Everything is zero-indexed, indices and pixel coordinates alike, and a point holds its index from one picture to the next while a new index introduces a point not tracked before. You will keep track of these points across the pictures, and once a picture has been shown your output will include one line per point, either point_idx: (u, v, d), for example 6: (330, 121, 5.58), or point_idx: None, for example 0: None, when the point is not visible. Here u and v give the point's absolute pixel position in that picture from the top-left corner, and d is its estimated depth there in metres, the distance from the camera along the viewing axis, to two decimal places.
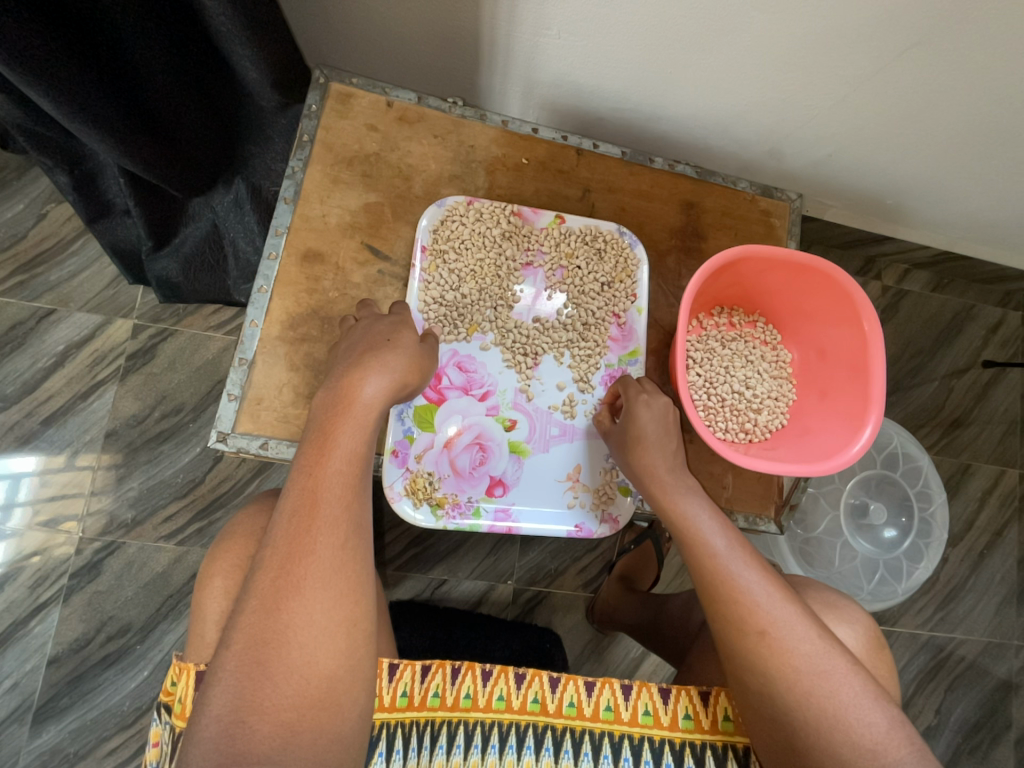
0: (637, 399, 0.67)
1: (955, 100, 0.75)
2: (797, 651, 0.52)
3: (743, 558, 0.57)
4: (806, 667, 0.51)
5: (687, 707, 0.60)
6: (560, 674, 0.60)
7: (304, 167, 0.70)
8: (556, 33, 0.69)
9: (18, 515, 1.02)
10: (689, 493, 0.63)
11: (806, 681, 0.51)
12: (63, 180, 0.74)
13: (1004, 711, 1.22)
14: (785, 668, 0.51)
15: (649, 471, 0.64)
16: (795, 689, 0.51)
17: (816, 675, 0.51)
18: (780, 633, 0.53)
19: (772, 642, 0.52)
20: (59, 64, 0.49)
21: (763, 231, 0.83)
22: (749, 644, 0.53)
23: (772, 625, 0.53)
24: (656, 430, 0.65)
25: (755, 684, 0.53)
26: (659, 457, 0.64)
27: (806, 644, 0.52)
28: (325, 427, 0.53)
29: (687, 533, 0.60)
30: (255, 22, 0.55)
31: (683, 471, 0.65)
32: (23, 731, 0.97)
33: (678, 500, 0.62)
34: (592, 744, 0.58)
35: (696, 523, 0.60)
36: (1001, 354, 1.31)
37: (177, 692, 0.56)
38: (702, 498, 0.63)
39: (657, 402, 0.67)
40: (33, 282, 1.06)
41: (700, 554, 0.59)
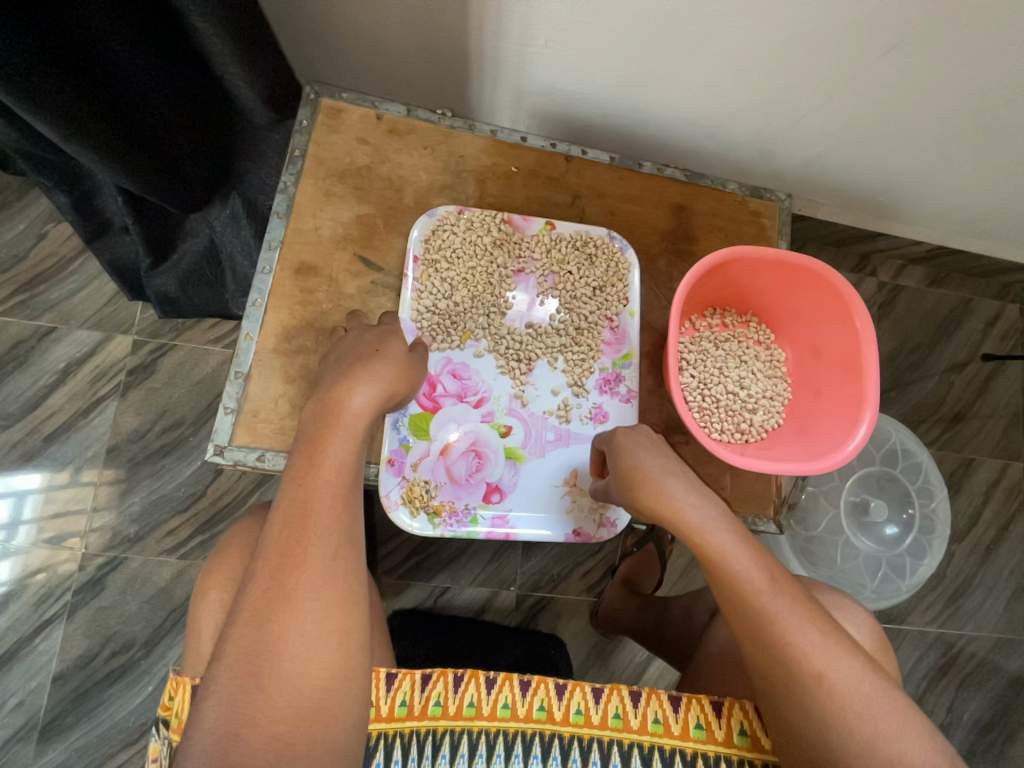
0: (613, 435, 0.66)
1: (942, 96, 0.76)
2: (855, 693, 0.50)
3: (787, 597, 0.53)
4: (862, 708, 0.50)
5: (699, 716, 0.60)
6: (566, 682, 0.60)
7: (296, 181, 0.71)
8: (542, 43, 0.70)
9: (23, 533, 1.02)
10: (718, 523, 0.56)
11: (867, 725, 0.49)
12: (62, 200, 0.75)
13: (1016, 708, 1.21)
14: (842, 711, 0.49)
15: (671, 502, 0.57)
16: (859, 734, 0.49)
17: (875, 716, 0.49)
18: (835, 674, 0.50)
19: (830, 685, 0.50)
20: (56, 87, 0.50)
21: (754, 232, 0.83)
22: (803, 689, 0.50)
23: (828, 667, 0.50)
24: (656, 462, 0.61)
25: (809, 730, 0.50)
26: (680, 488, 0.58)
27: (861, 682, 0.51)
28: (315, 438, 0.54)
29: (725, 572, 0.54)
30: (246, 41, 0.56)
31: (706, 492, 0.58)
32: (28, 750, 0.97)
33: (710, 534, 0.55)
34: (600, 753, 0.58)
35: (731, 560, 0.54)
36: (1001, 347, 1.31)
37: (174, 707, 0.56)
38: (732, 526, 0.56)
39: (640, 437, 0.65)
40: (34, 301, 1.07)
41: (741, 594, 0.53)
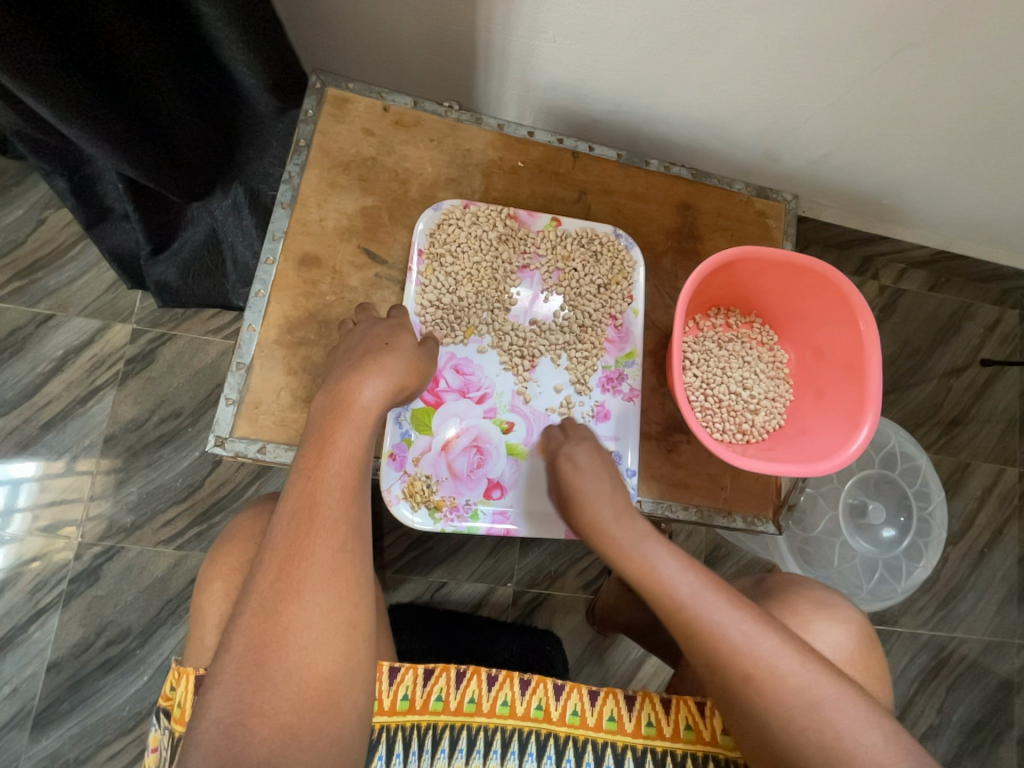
0: (560, 452, 0.66)
1: (950, 101, 0.76)
2: (786, 686, 0.49)
3: (708, 601, 0.53)
4: (798, 701, 0.48)
5: (688, 718, 0.59)
6: (564, 682, 0.60)
7: (301, 172, 0.70)
8: (551, 37, 0.69)
9: (18, 520, 1.02)
10: (640, 541, 0.58)
11: (799, 719, 0.48)
12: (62, 185, 0.75)
13: (1005, 710, 1.22)
14: (777, 706, 0.49)
15: (595, 523, 0.61)
16: (792, 727, 0.48)
17: (809, 708, 0.48)
18: (762, 672, 0.50)
19: (758, 681, 0.49)
20: (58, 69, 0.49)
21: (759, 232, 0.83)
22: (735, 689, 0.50)
23: (754, 665, 0.50)
24: (592, 484, 0.63)
25: (753, 725, 0.51)
26: (607, 514, 0.61)
27: (792, 676, 0.49)
28: (325, 429, 0.54)
29: (653, 587, 0.56)
30: (252, 29, 0.56)
31: (632, 517, 0.61)
32: (22, 738, 0.97)
33: (632, 555, 0.58)
34: (594, 754, 0.58)
35: (653, 575, 0.56)
36: (999, 352, 1.32)
37: (176, 697, 0.56)
38: (655, 543, 0.58)
39: (580, 453, 0.65)
40: (32, 287, 1.06)
41: (666, 605, 0.54)
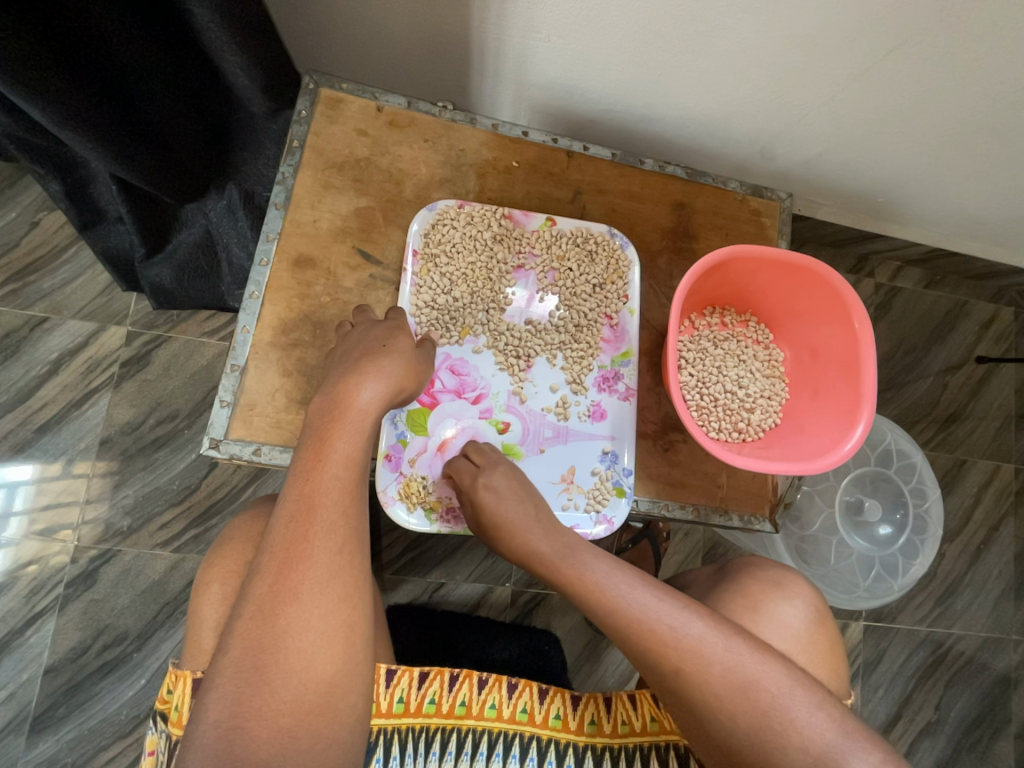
0: (477, 488, 0.62)
1: (944, 98, 0.76)
2: (718, 676, 0.50)
3: (636, 602, 0.54)
4: (729, 689, 0.50)
5: (650, 710, 0.59)
6: (548, 686, 0.61)
7: (294, 173, 0.70)
8: (545, 36, 0.69)
9: (13, 524, 1.01)
10: (569, 553, 0.59)
11: (726, 704, 0.49)
12: (55, 188, 0.74)
13: (1002, 706, 1.22)
14: (710, 696, 0.50)
15: (524, 543, 0.61)
16: (721, 713, 0.50)
17: (737, 693, 0.49)
18: (689, 662, 0.51)
19: (689, 675, 0.50)
20: (50, 70, 0.49)
21: (754, 231, 0.83)
22: (666, 681, 0.52)
23: (682, 660, 0.51)
24: (513, 509, 0.62)
25: (688, 716, 0.52)
26: (534, 531, 0.61)
27: (720, 663, 0.50)
28: (322, 432, 0.53)
29: (584, 593, 0.57)
30: (245, 30, 0.55)
31: (559, 532, 0.61)
32: (19, 742, 0.97)
33: (560, 568, 0.59)
34: (575, 757, 0.59)
35: (582, 586, 0.57)
36: (994, 349, 1.32)
37: (172, 701, 0.57)
38: (583, 554, 0.59)
39: (497, 480, 0.63)
40: (26, 290, 1.06)
41: (596, 610, 0.55)
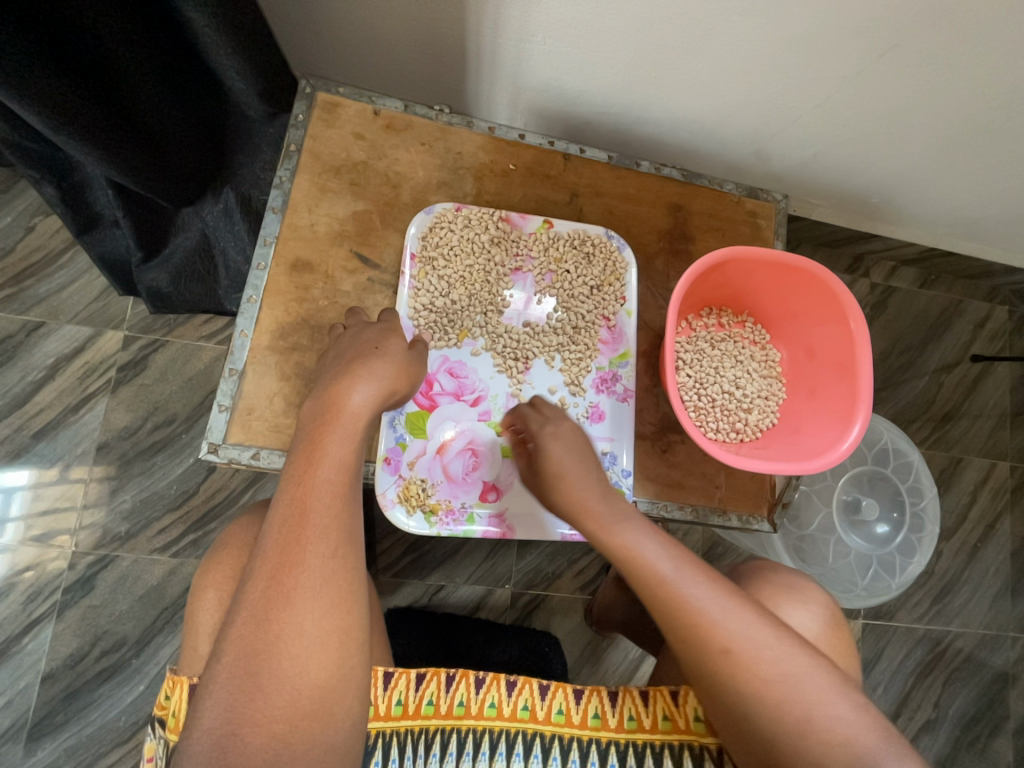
0: (545, 433, 0.64)
1: (938, 99, 0.76)
2: (762, 662, 0.49)
3: (691, 576, 0.53)
4: (773, 677, 0.49)
5: (663, 708, 0.59)
6: (549, 682, 0.60)
7: (291, 177, 0.70)
8: (540, 40, 0.69)
9: (10, 530, 1.01)
10: (625, 519, 0.58)
11: (774, 692, 0.49)
12: (50, 193, 0.73)
13: (1001, 703, 1.23)
14: (754, 682, 0.49)
15: (580, 503, 0.60)
16: (766, 702, 0.49)
17: (783, 682, 0.49)
18: (740, 645, 0.50)
19: (736, 657, 0.50)
20: (45, 76, 0.49)
21: (750, 232, 0.84)
22: (712, 665, 0.50)
23: (732, 640, 0.50)
24: (574, 463, 0.62)
25: (728, 705, 0.50)
26: (592, 490, 0.60)
27: (768, 650, 0.50)
28: (314, 436, 0.53)
29: (635, 565, 0.55)
30: (240, 34, 0.56)
31: (615, 497, 0.60)
32: (17, 750, 0.96)
33: (614, 532, 0.57)
34: (580, 752, 0.58)
35: (638, 552, 0.55)
36: (989, 347, 1.33)
37: (170, 707, 0.56)
38: (639, 522, 0.58)
39: (564, 429, 0.65)
40: (22, 295, 1.05)
41: (646, 583, 0.54)
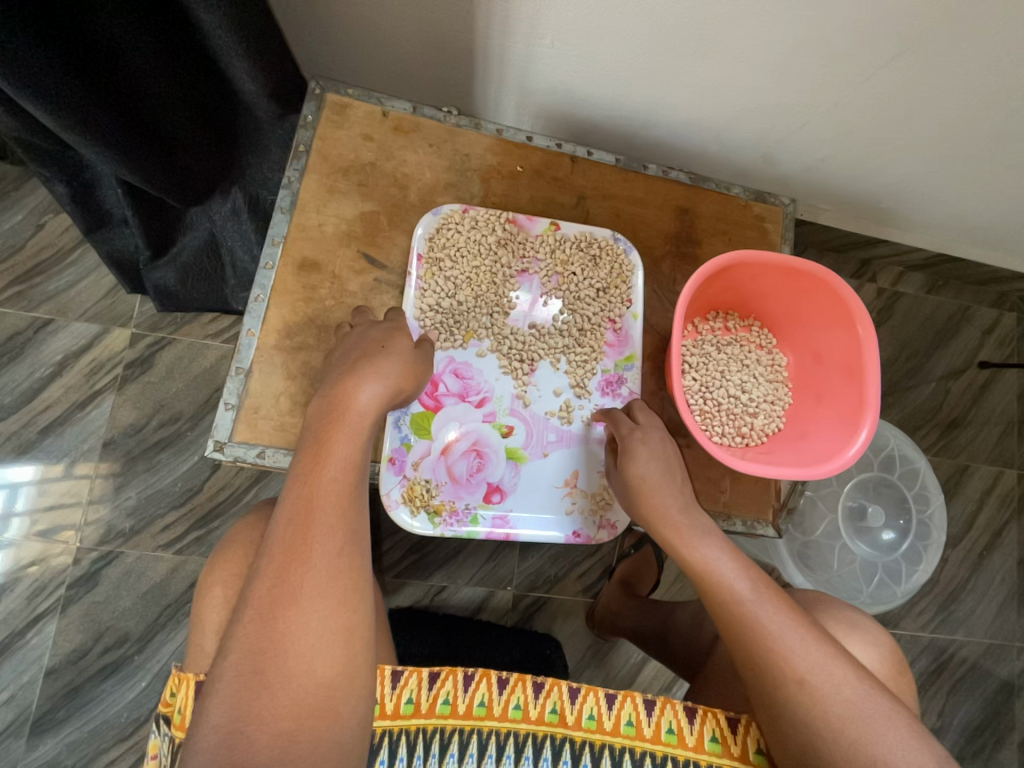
0: (632, 437, 0.66)
1: (947, 104, 0.76)
2: (837, 698, 0.50)
3: (770, 604, 0.55)
4: (847, 715, 0.50)
5: (714, 730, 0.59)
6: (579, 685, 0.60)
7: (300, 177, 0.71)
8: (549, 42, 0.69)
9: (15, 525, 1.02)
10: (705, 536, 0.60)
11: (851, 729, 0.49)
12: (61, 191, 0.74)
13: (1007, 714, 1.22)
14: (827, 716, 0.50)
15: (661, 514, 0.62)
16: (841, 738, 0.49)
17: (860, 721, 0.49)
18: (817, 678, 0.51)
19: (811, 689, 0.51)
20: (56, 74, 0.49)
21: (757, 236, 0.83)
22: (785, 693, 0.51)
23: (809, 671, 0.51)
24: (658, 473, 0.64)
25: (798, 737, 0.51)
26: (676, 504, 0.62)
27: (846, 688, 0.51)
28: (320, 435, 0.54)
29: (714, 584, 0.58)
30: (251, 36, 0.56)
31: (697, 513, 0.63)
32: (19, 744, 0.96)
33: (696, 548, 0.60)
34: (612, 759, 0.58)
35: (717, 570, 0.58)
36: (997, 354, 1.32)
37: (176, 703, 0.56)
38: (719, 541, 0.60)
39: (652, 438, 0.66)
40: (31, 292, 1.06)
41: (725, 602, 0.56)
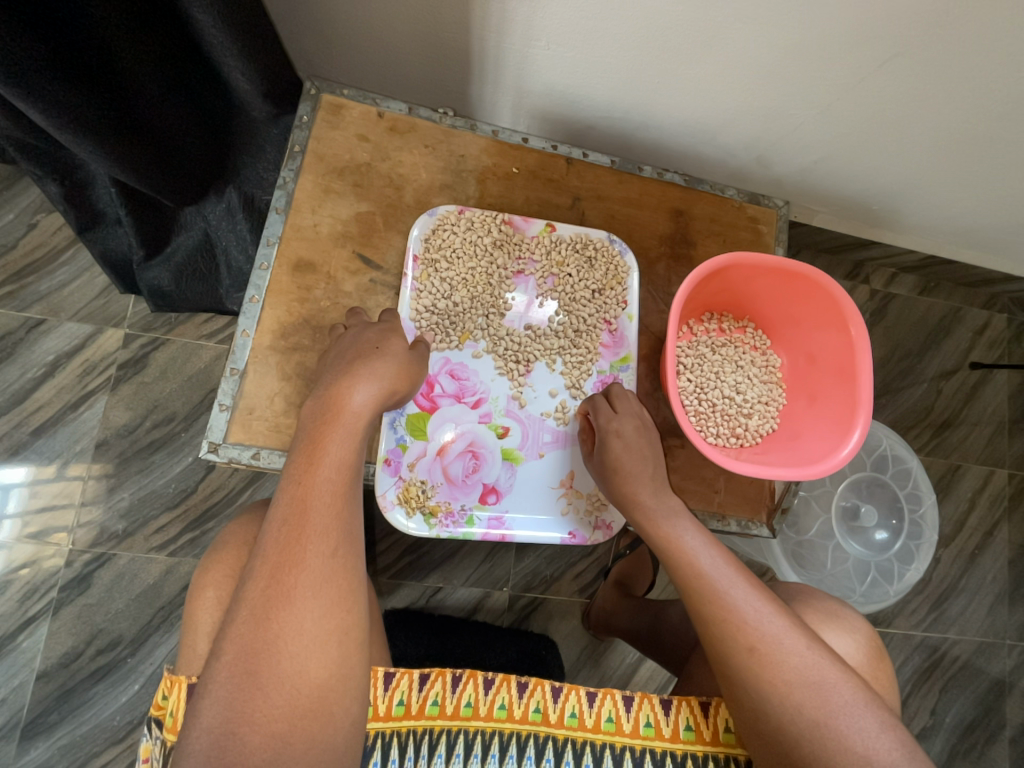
0: (609, 431, 0.65)
1: (939, 108, 0.77)
2: (787, 665, 0.51)
3: (729, 575, 0.56)
4: (796, 681, 0.51)
5: (688, 718, 0.60)
6: (561, 684, 0.60)
7: (295, 177, 0.70)
8: (545, 44, 0.69)
9: (6, 527, 1.01)
10: (672, 512, 0.62)
11: (797, 694, 0.50)
12: (53, 190, 0.73)
13: (998, 711, 1.23)
14: (776, 681, 0.51)
15: (628, 490, 0.63)
16: (788, 703, 0.50)
17: (808, 687, 0.50)
18: (768, 647, 0.52)
19: (761, 656, 0.52)
20: (48, 74, 0.49)
21: (752, 238, 0.84)
22: (738, 661, 0.53)
23: (760, 640, 0.52)
24: (632, 460, 0.64)
25: (749, 703, 0.53)
26: (643, 483, 0.63)
27: (796, 656, 0.52)
28: (315, 436, 0.53)
29: (677, 556, 0.59)
30: (246, 35, 0.56)
31: (666, 490, 0.64)
32: (10, 749, 0.96)
33: (660, 521, 0.61)
34: (593, 757, 0.58)
35: (680, 542, 0.59)
36: (988, 355, 1.33)
37: (168, 706, 0.56)
38: (685, 517, 0.61)
39: (627, 429, 0.65)
40: (23, 292, 1.05)
41: (686, 573, 0.58)
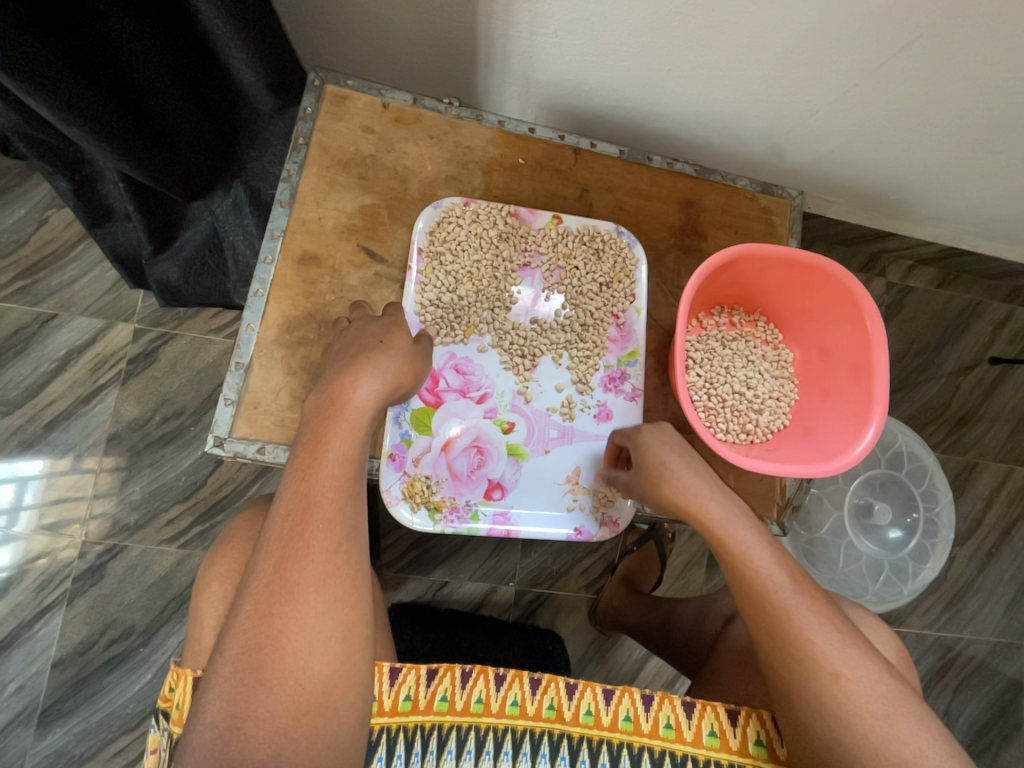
0: (641, 434, 0.65)
1: (960, 94, 0.74)
2: (871, 695, 0.51)
3: (807, 596, 0.55)
4: (879, 712, 0.50)
5: (713, 724, 0.59)
6: (576, 681, 0.60)
7: (299, 170, 0.70)
8: (552, 32, 0.68)
9: (24, 519, 1.02)
10: (740, 520, 0.58)
11: (881, 726, 0.50)
12: (63, 186, 0.74)
13: (1014, 712, 1.20)
14: (858, 711, 0.50)
15: (695, 492, 0.60)
16: (872, 736, 0.49)
17: (891, 719, 0.50)
18: (850, 674, 0.51)
19: (845, 684, 0.51)
20: (53, 66, 0.48)
21: (764, 229, 0.82)
22: (819, 687, 0.51)
23: (844, 665, 0.51)
24: (679, 459, 0.62)
25: (821, 730, 0.51)
26: (708, 488, 0.60)
27: (879, 686, 0.51)
28: (318, 430, 0.53)
29: (746, 568, 0.56)
30: (249, 25, 0.55)
31: (727, 492, 0.61)
32: (27, 735, 0.97)
33: (733, 530, 0.58)
34: (609, 755, 0.58)
35: (753, 555, 0.56)
36: (1009, 350, 1.30)
37: (174, 699, 0.56)
38: (752, 525, 0.59)
39: (664, 433, 0.65)
40: (35, 286, 1.06)
41: (762, 587, 0.55)
